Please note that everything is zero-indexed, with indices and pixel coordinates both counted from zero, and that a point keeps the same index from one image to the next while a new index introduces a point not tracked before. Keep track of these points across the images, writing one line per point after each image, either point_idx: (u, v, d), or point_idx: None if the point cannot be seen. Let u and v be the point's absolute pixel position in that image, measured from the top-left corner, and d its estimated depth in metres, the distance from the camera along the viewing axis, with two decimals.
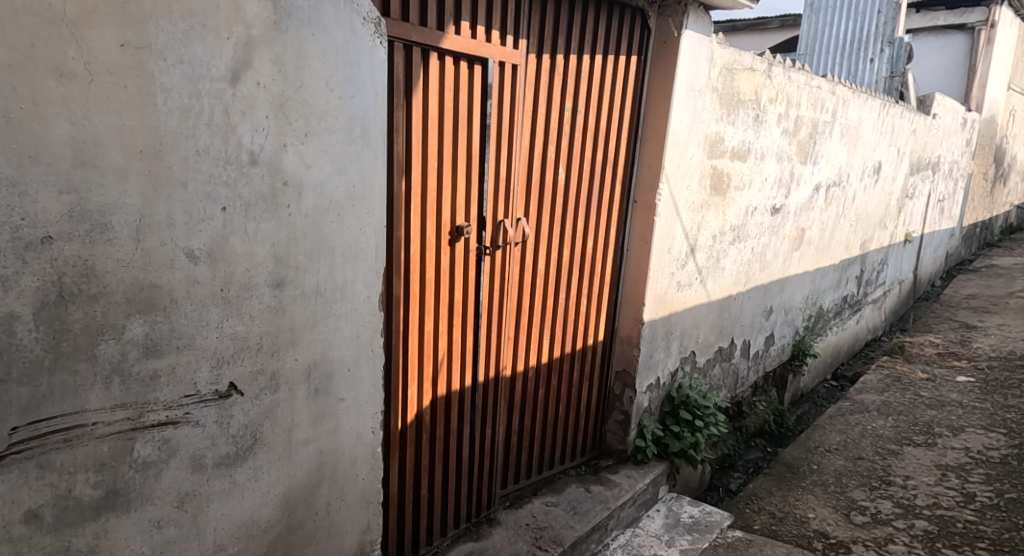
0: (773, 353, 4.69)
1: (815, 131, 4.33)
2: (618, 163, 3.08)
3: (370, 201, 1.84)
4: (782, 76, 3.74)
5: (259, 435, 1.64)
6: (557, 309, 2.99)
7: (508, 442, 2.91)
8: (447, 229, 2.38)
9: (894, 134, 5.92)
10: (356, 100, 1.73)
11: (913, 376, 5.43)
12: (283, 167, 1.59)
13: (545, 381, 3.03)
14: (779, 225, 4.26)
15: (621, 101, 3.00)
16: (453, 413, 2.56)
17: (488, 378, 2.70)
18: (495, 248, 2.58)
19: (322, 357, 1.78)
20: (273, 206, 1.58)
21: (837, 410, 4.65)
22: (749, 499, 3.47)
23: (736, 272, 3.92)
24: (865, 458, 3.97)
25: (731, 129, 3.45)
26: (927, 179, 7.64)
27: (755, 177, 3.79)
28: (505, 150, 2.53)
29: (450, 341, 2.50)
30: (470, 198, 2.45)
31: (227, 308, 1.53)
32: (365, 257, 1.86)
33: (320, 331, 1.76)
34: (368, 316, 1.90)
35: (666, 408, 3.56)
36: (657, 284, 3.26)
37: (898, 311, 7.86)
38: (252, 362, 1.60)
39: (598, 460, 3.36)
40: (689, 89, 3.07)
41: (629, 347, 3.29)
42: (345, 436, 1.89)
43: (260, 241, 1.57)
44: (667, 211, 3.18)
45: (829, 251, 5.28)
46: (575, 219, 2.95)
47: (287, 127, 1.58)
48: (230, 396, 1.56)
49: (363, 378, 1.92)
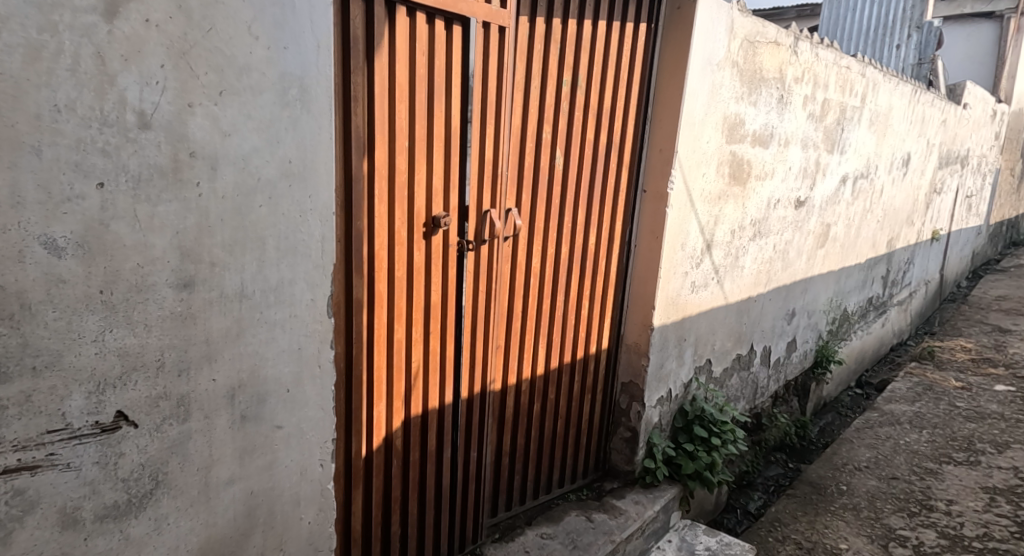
0: (795, 360, 4.31)
1: (843, 117, 3.94)
2: (625, 146, 2.71)
3: (313, 181, 1.49)
4: (809, 52, 3.35)
5: (162, 477, 1.29)
6: (555, 312, 2.63)
7: (497, 464, 2.55)
8: (423, 219, 2.03)
9: (924, 123, 5.52)
10: (289, 52, 1.38)
11: (945, 384, 5.02)
12: (188, 133, 1.24)
13: (541, 395, 2.67)
14: (803, 219, 3.87)
15: (628, 77, 2.63)
16: (431, 434, 2.21)
17: (474, 393, 2.35)
18: (480, 242, 2.23)
19: (251, 375, 1.43)
20: (173, 183, 1.23)
21: (866, 422, 4.27)
22: (772, 526, 3.10)
23: (756, 272, 3.54)
24: (900, 477, 3.57)
25: (753, 111, 3.07)
26: (956, 174, 7.21)
27: (778, 165, 3.41)
28: (491, 128, 2.18)
29: (428, 352, 2.14)
30: (450, 182, 2.09)
31: (111, 317, 1.18)
32: (308, 251, 1.51)
33: (247, 344, 1.41)
34: (313, 325, 1.55)
35: (680, 424, 3.18)
36: (669, 285, 2.88)
37: (923, 313, 7.43)
38: (150, 385, 1.25)
39: (602, 483, 3.00)
40: (706, 62, 2.69)
41: (636, 356, 2.93)
42: (285, 473, 1.54)
43: (157, 229, 1.22)
44: (681, 202, 2.81)
45: (855, 248, 4.88)
46: (575, 212, 2.59)
47: (193, 81, 1.22)
48: (118, 428, 1.21)
49: (309, 400, 1.57)
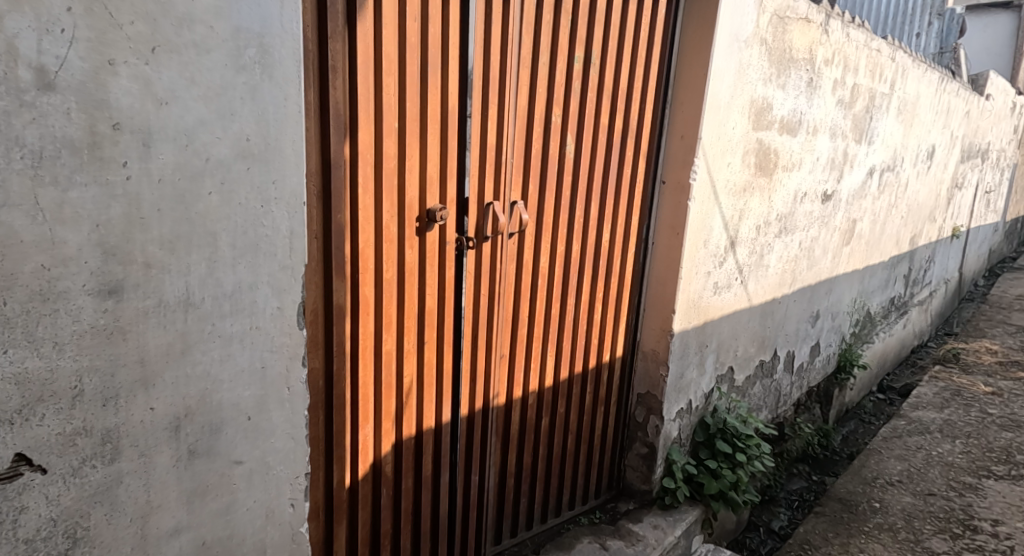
0: (817, 365, 4.05)
1: (872, 105, 3.66)
2: (643, 133, 2.44)
3: (279, 164, 1.22)
4: (840, 32, 3.08)
5: (82, 534, 1.03)
6: (565, 317, 2.37)
7: (502, 488, 2.29)
8: (415, 212, 1.76)
9: (949, 114, 5.24)
10: (244, 3, 1.12)
11: (974, 389, 4.74)
12: (110, 99, 0.97)
13: (550, 409, 2.41)
14: (830, 214, 3.60)
15: (646, 54, 2.36)
16: (427, 457, 1.95)
17: (476, 409, 2.09)
18: (482, 240, 1.97)
19: (202, 402, 1.17)
20: (91, 162, 0.96)
21: (894, 431, 3.99)
22: (802, 549, 2.83)
23: (782, 271, 3.27)
24: (937, 494, 3.30)
25: (782, 95, 2.80)
26: (977, 168, 6.93)
27: (805, 156, 3.14)
28: (494, 109, 1.91)
29: (423, 365, 1.88)
30: (447, 171, 1.82)
31: (6, 335, 0.91)
32: (272, 249, 1.24)
33: (196, 363, 1.15)
34: (280, 338, 1.28)
35: (700, 438, 2.92)
36: (690, 286, 2.62)
37: (942, 313, 7.15)
38: (63, 419, 0.98)
39: (616, 504, 2.73)
40: (732, 38, 2.43)
41: (654, 365, 2.67)
42: (246, 517, 1.27)
43: (69, 220, 0.95)
44: (703, 194, 2.54)
45: (879, 246, 4.61)
46: (588, 206, 2.32)
47: (114, 32, 0.96)
48: (20, 476, 0.95)
49: (276, 428, 1.30)
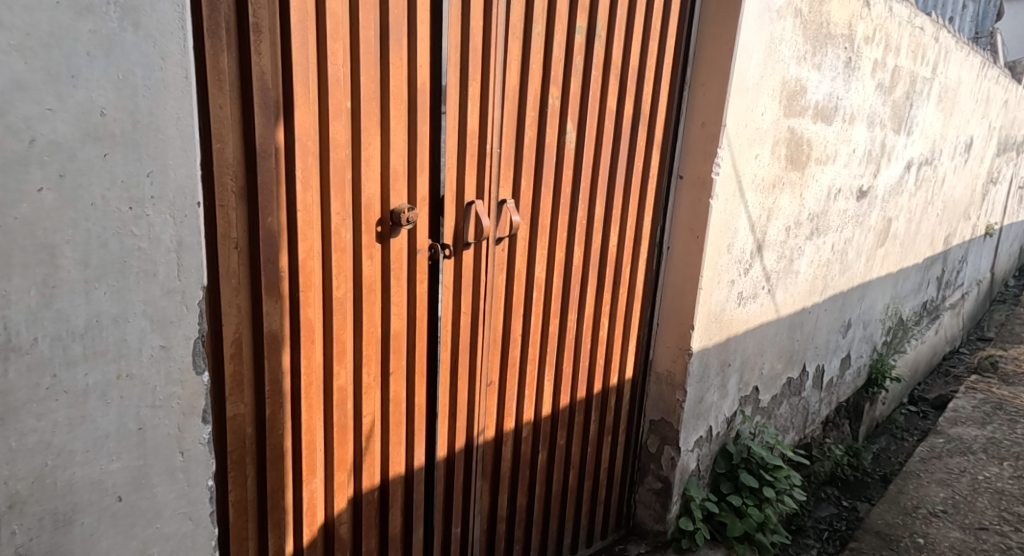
0: (848, 378, 3.69)
1: (911, 90, 3.28)
2: (658, 119, 2.08)
3: (154, 148, 0.88)
4: (882, 6, 2.71)
5: None
6: (565, 334, 2.02)
7: (490, 538, 1.95)
8: (375, 215, 1.42)
9: (988, 103, 4.83)
10: None
11: (1017, 402, 4.35)
12: None
13: (548, 442, 2.07)
14: (864, 213, 3.23)
15: (662, 26, 1.99)
16: (394, 511, 1.61)
17: (457, 449, 1.75)
18: (462, 247, 1.62)
19: (41, 485, 0.83)
20: None
21: (932, 450, 3.61)
22: None
23: (813, 277, 2.91)
24: (989, 529, 2.93)
25: (816, 76, 2.44)
26: (1012, 162, 6.51)
27: (841, 146, 2.78)
28: (476, 87, 1.56)
29: (388, 402, 1.54)
30: (416, 163, 1.47)
31: None
32: (150, 270, 0.90)
33: (26, 431, 0.81)
34: (167, 389, 0.94)
35: (722, 469, 2.57)
36: (710, 297, 2.27)
37: (974, 317, 6.74)
38: None
39: (626, 547, 2.39)
40: (762, 8, 2.07)
41: (668, 388, 2.32)
42: None
43: None
44: (726, 191, 2.19)
45: (914, 246, 4.22)
46: (592, 204, 1.97)
47: None
48: None
49: (162, 508, 0.97)
